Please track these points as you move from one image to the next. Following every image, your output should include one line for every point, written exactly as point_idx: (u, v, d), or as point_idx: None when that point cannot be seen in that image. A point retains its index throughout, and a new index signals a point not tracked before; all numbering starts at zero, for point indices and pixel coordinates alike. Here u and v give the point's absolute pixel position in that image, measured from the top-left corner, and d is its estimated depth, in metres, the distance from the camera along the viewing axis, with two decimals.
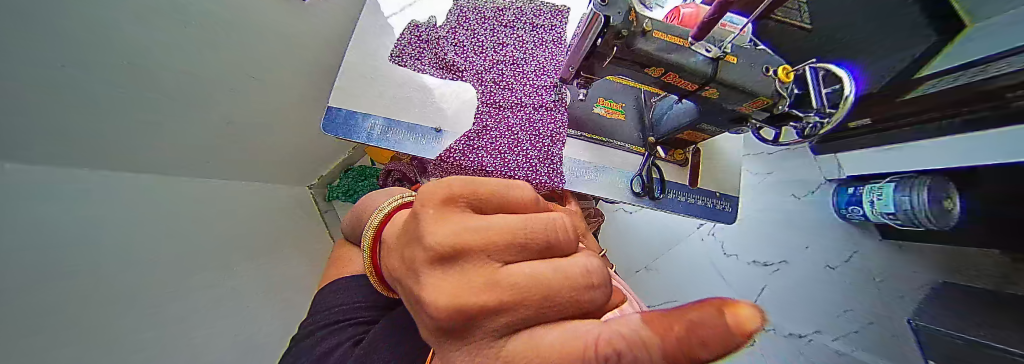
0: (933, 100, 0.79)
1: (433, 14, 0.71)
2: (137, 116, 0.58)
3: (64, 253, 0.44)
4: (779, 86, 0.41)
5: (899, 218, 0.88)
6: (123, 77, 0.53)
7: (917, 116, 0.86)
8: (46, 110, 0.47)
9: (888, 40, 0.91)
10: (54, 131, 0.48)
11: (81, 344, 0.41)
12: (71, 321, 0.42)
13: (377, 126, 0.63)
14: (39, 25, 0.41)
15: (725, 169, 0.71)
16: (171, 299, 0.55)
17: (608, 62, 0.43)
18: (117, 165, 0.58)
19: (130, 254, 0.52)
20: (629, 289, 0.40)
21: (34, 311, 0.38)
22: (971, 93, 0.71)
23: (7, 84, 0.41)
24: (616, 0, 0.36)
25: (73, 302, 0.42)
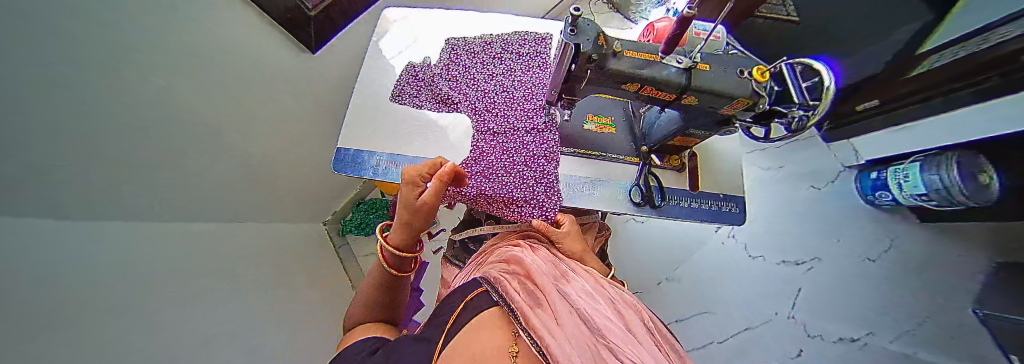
0: (941, 73, 0.88)
1: (426, 54, 0.77)
2: (122, 119, 0.51)
3: (62, 271, 0.42)
4: (756, 86, 0.41)
5: (930, 197, 1.03)
6: (106, 79, 0.46)
7: (922, 93, 0.97)
8: (45, 110, 0.39)
9: (873, 26, 1.12)
10: (49, 131, 0.41)
11: (77, 345, 0.39)
12: (72, 321, 0.40)
13: (383, 161, 0.67)
14: (39, 24, 0.34)
15: (725, 170, 0.71)
16: (166, 305, 0.57)
17: (587, 83, 0.45)
18: (110, 166, 0.53)
19: (125, 269, 0.52)
20: (607, 313, 0.41)
21: (31, 315, 0.35)
22: (975, 64, 0.78)
23: (6, 83, 0.33)
24: (585, 28, 0.38)
25: (71, 306, 0.41)
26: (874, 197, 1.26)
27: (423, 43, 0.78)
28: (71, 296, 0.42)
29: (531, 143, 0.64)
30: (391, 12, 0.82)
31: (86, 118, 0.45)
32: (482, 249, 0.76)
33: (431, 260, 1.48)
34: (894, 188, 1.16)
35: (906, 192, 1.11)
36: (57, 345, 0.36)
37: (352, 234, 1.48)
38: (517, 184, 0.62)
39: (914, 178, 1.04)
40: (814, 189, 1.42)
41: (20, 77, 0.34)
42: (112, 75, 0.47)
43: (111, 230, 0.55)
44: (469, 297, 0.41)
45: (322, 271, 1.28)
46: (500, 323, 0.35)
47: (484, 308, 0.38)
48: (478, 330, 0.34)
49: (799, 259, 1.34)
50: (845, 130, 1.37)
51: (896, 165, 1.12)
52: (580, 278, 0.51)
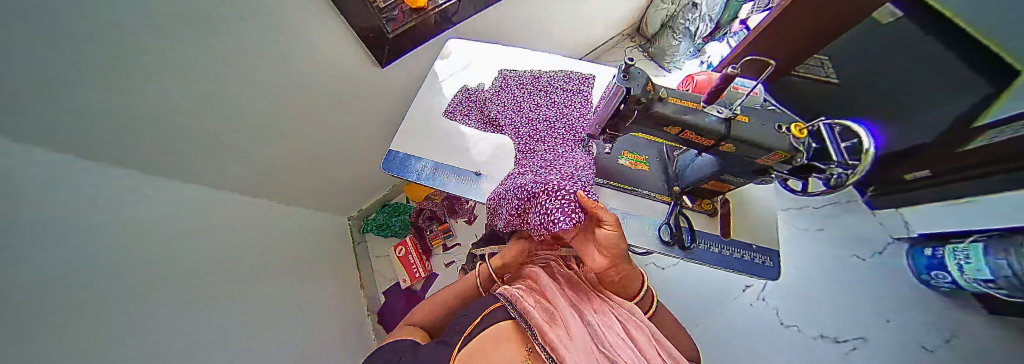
0: (1003, 148, 0.82)
1: (480, 80, 0.87)
2: (118, 119, 0.50)
3: (64, 270, 0.38)
4: (795, 141, 0.43)
5: (997, 284, 0.93)
6: (107, 79, 0.45)
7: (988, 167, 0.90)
8: (42, 111, 0.38)
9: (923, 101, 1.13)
10: (43, 131, 0.39)
11: (59, 348, 0.34)
12: (54, 326, 0.34)
13: (429, 168, 0.74)
14: (44, 24, 0.34)
15: (761, 221, 0.69)
16: (160, 305, 0.52)
17: (631, 121, 0.49)
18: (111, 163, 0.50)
19: (119, 269, 0.47)
20: (617, 331, 0.45)
21: (30, 311, 0.31)
22: None
23: (4, 83, 0.32)
24: (636, 75, 0.43)
25: (68, 309, 0.37)
26: (930, 277, 1.16)
27: (478, 70, 0.88)
28: (119, 253, 0.48)
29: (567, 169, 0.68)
30: (452, 42, 0.94)
31: (79, 118, 0.44)
32: None
33: (441, 272, 1.48)
34: (953, 270, 1.06)
35: (970, 275, 1.01)
36: (47, 348, 0.32)
37: (370, 233, 1.54)
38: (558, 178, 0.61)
39: (977, 261, 0.95)
40: (858, 259, 1.32)
41: (19, 77, 0.34)
42: (112, 75, 0.46)
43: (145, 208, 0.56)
44: (484, 312, 0.49)
45: (338, 265, 1.33)
46: (510, 335, 0.43)
47: (499, 320, 0.46)
48: (495, 339, 0.42)
49: (840, 337, 1.21)
50: (888, 201, 1.32)
51: (954, 245, 1.04)
52: (593, 296, 0.54)
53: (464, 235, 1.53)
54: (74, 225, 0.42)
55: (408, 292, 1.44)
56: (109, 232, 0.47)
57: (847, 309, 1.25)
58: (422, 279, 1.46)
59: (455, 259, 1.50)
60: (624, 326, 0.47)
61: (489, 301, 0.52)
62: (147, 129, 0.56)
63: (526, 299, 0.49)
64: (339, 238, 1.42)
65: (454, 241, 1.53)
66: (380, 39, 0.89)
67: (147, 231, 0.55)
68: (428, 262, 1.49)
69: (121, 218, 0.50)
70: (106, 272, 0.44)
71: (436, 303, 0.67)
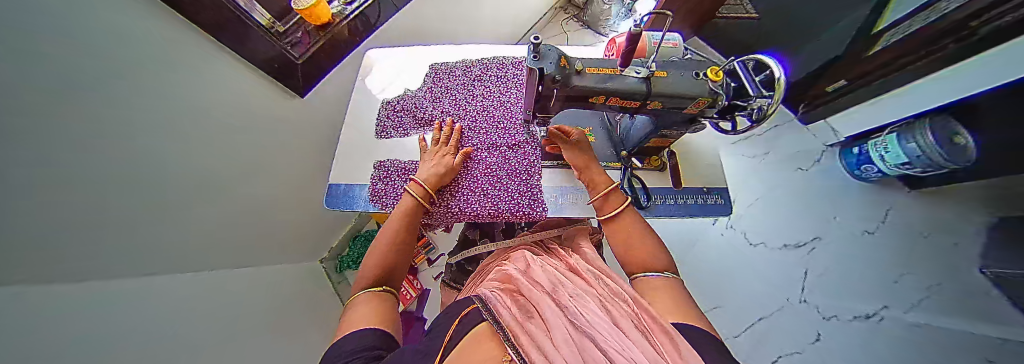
0: (924, 36, 0.90)
1: (410, 84, 0.82)
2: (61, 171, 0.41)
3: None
4: (712, 85, 0.44)
5: (918, 165, 1.07)
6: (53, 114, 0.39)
7: (914, 56, 0.98)
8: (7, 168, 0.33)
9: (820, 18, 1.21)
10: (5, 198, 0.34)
11: None
12: None
13: (373, 206, 0.69)
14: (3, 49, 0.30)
15: (708, 162, 0.73)
16: None
17: (556, 100, 0.48)
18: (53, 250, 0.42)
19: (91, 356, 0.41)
20: (595, 310, 0.39)
21: None
22: (960, 18, 0.78)
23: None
24: (547, 54, 0.42)
25: None
26: (861, 171, 1.31)
27: (407, 73, 0.83)
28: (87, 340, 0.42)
29: (513, 158, 0.70)
30: (371, 52, 0.86)
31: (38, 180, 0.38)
32: (479, 268, 0.76)
33: (432, 286, 1.45)
34: (878, 160, 1.20)
35: (890, 162, 1.15)
36: None
37: (349, 269, 1.45)
38: (510, 209, 0.66)
39: (894, 148, 1.10)
40: (802, 171, 1.46)
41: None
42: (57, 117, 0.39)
43: (99, 285, 0.49)
44: (460, 316, 0.43)
45: (321, 311, 1.23)
46: (485, 336, 0.36)
47: (474, 323, 0.39)
48: (467, 349, 0.35)
49: (801, 241, 1.35)
50: (822, 111, 1.43)
51: (875, 139, 1.18)
52: (571, 285, 0.48)
53: (445, 244, 1.51)
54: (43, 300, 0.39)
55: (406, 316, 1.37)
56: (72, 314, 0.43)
57: (801, 219, 1.39)
58: (416, 299, 1.40)
59: (442, 271, 1.48)
60: (604, 303, 0.41)
61: (466, 302, 0.47)
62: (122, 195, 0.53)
63: (499, 299, 0.43)
64: (316, 282, 1.32)
65: (438, 252, 1.50)
66: (289, 69, 0.85)
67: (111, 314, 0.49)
68: (417, 281, 1.43)
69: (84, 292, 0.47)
70: (84, 342, 0.42)
71: (377, 266, 0.52)
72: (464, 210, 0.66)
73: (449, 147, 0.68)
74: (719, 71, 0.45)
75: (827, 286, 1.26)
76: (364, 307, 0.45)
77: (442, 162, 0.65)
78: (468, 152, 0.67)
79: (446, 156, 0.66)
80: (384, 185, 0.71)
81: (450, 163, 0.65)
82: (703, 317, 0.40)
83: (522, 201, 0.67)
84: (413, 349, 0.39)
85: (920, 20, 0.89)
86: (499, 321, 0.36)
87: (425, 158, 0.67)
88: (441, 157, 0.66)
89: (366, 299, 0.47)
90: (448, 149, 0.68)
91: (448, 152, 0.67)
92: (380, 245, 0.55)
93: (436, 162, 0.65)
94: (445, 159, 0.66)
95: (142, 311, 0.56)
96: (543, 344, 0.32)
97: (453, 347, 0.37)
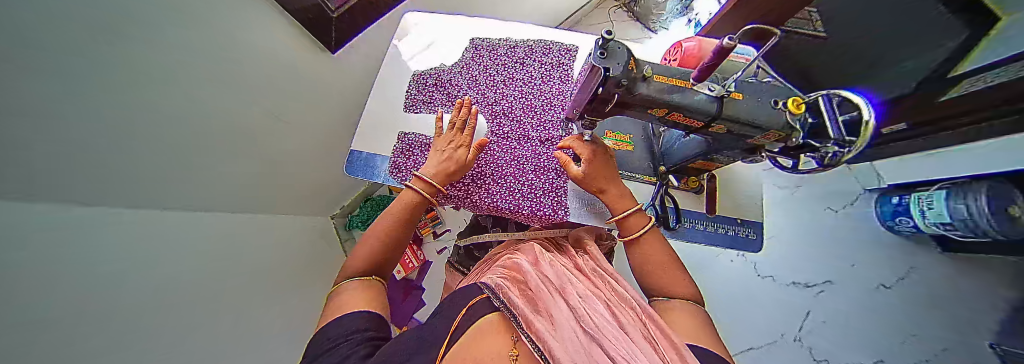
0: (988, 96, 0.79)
1: (448, 56, 0.78)
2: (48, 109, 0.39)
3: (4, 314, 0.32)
4: (791, 117, 0.39)
5: (957, 228, 1.00)
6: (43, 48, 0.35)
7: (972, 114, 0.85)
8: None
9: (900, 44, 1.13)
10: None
11: None
12: None
13: (392, 177, 0.68)
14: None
15: (747, 194, 0.69)
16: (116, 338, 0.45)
17: (611, 104, 0.44)
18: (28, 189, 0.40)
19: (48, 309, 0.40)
20: (604, 315, 0.38)
21: None
22: None
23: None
24: (616, 53, 0.38)
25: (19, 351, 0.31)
26: (894, 223, 1.23)
27: (446, 44, 0.79)
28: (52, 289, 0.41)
29: (541, 154, 0.67)
30: (411, 15, 0.81)
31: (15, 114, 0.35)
32: (487, 256, 0.76)
33: (435, 260, 1.48)
34: (916, 215, 1.12)
35: (928, 220, 1.08)
36: None
37: (357, 229, 1.48)
38: (530, 207, 0.64)
39: (938, 206, 1.03)
40: (831, 212, 1.40)
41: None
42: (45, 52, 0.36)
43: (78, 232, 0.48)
44: (466, 304, 0.41)
45: (323, 266, 1.28)
46: (494, 331, 0.36)
47: (481, 314, 0.39)
48: (477, 339, 0.35)
49: (811, 282, 1.32)
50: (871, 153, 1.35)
51: (919, 193, 1.10)
52: (577, 285, 0.47)
53: (453, 221, 1.52)
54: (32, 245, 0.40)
55: (405, 284, 1.42)
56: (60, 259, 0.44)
57: (822, 258, 1.34)
58: (417, 269, 1.43)
59: (446, 247, 1.50)
60: (613, 309, 0.41)
61: (470, 292, 0.45)
62: (125, 144, 0.53)
63: (510, 289, 0.43)
64: (325, 238, 1.36)
65: (444, 228, 1.52)
66: (324, 21, 0.83)
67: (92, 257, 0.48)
68: (421, 252, 1.47)
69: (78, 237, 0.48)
70: (66, 291, 0.43)
71: (368, 254, 0.52)
72: (485, 200, 0.64)
73: (461, 138, 0.61)
74: (801, 103, 0.41)
75: (824, 330, 1.24)
76: (351, 294, 0.46)
77: (448, 153, 0.60)
78: (481, 145, 0.59)
79: (455, 146, 0.61)
80: (406, 158, 0.69)
81: (461, 158, 0.60)
82: (716, 340, 0.39)
83: (545, 201, 0.65)
84: (419, 332, 0.38)
85: (997, 76, 0.81)
86: (512, 312, 0.36)
87: (439, 144, 0.62)
88: (449, 148, 0.61)
89: (353, 285, 0.48)
90: (460, 139, 0.61)
91: (458, 142, 0.61)
92: (375, 229, 0.55)
93: (445, 153, 0.60)
94: (454, 151, 0.60)
95: (145, 260, 0.59)
96: (556, 341, 0.31)
97: (460, 335, 0.36)
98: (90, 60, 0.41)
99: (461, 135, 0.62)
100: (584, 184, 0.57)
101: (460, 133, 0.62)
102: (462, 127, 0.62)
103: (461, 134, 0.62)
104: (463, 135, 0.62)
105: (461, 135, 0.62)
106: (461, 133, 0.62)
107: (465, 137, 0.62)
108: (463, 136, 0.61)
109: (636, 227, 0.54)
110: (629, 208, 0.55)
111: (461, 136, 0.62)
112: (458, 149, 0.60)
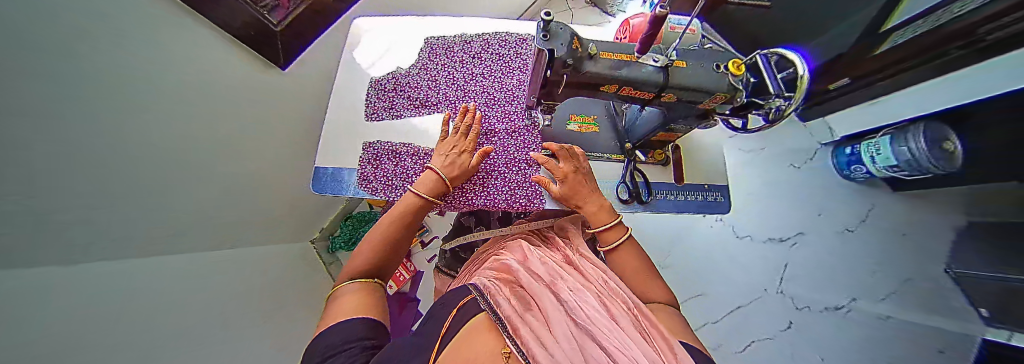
0: (923, 41, 0.88)
1: (404, 58, 0.76)
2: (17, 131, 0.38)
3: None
4: (733, 79, 0.42)
5: (903, 167, 1.09)
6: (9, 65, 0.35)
7: (919, 58, 0.94)
8: None
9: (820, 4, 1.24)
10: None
11: None
12: None
13: (360, 189, 0.65)
14: None
15: (710, 158, 0.73)
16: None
17: (563, 85, 0.45)
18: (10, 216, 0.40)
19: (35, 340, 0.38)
20: (595, 306, 0.38)
21: None
22: (964, 25, 0.76)
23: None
24: (557, 35, 0.38)
25: None
26: (850, 171, 1.33)
27: (400, 47, 0.77)
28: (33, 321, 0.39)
29: (511, 145, 0.67)
30: (360, 20, 0.79)
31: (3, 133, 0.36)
32: (473, 257, 0.75)
33: (426, 269, 1.46)
34: (867, 161, 1.21)
35: (878, 164, 1.18)
36: None
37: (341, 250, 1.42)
38: (505, 200, 0.64)
39: (885, 151, 1.11)
40: (795, 167, 1.48)
41: None
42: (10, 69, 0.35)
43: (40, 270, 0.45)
44: (457, 306, 0.40)
45: (312, 292, 1.23)
46: (483, 330, 0.33)
47: (470, 315, 0.36)
48: (464, 340, 0.32)
49: (784, 236, 1.40)
50: (820, 109, 1.45)
51: (869, 141, 1.18)
52: (569, 279, 0.47)
53: (439, 227, 1.50)
54: (6, 278, 0.39)
55: (398, 297, 1.36)
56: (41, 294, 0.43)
57: (792, 212, 1.42)
58: (409, 281, 1.40)
59: (435, 254, 1.48)
60: (604, 301, 0.41)
61: (461, 293, 0.43)
62: (90, 176, 0.51)
63: (498, 288, 0.42)
64: (307, 264, 1.30)
65: (431, 236, 1.50)
66: (267, 35, 0.85)
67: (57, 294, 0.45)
68: (410, 263, 1.43)
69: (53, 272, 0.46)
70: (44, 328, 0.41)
71: (370, 256, 0.48)
72: (460, 200, 0.63)
73: (467, 140, 0.62)
74: (740, 64, 0.43)
75: (805, 279, 1.32)
76: (351, 296, 0.41)
77: (454, 155, 0.60)
78: (486, 153, 0.61)
79: (461, 149, 0.61)
80: (372, 168, 0.67)
81: (465, 164, 0.60)
82: (690, 332, 0.42)
83: (519, 192, 0.65)
84: (411, 339, 0.35)
85: (909, 31, 0.93)
86: (499, 314, 0.34)
87: (441, 147, 0.61)
88: (454, 150, 0.60)
89: (352, 287, 0.43)
90: (465, 141, 0.62)
91: (463, 144, 0.61)
92: (376, 232, 0.52)
93: (453, 156, 0.60)
94: (460, 153, 0.60)
95: (140, 282, 0.60)
96: (547, 338, 0.30)
97: (449, 340, 0.33)
98: (74, 63, 0.45)
99: (466, 137, 0.63)
100: (562, 200, 0.61)
101: (464, 135, 0.62)
102: (465, 128, 0.63)
103: (467, 136, 0.62)
104: (468, 137, 0.63)
105: (467, 138, 0.62)
106: (465, 134, 0.62)
107: (470, 138, 0.62)
108: (469, 139, 0.62)
109: (610, 239, 0.57)
110: (604, 222, 0.57)
111: (467, 139, 0.62)
112: (465, 153, 0.61)
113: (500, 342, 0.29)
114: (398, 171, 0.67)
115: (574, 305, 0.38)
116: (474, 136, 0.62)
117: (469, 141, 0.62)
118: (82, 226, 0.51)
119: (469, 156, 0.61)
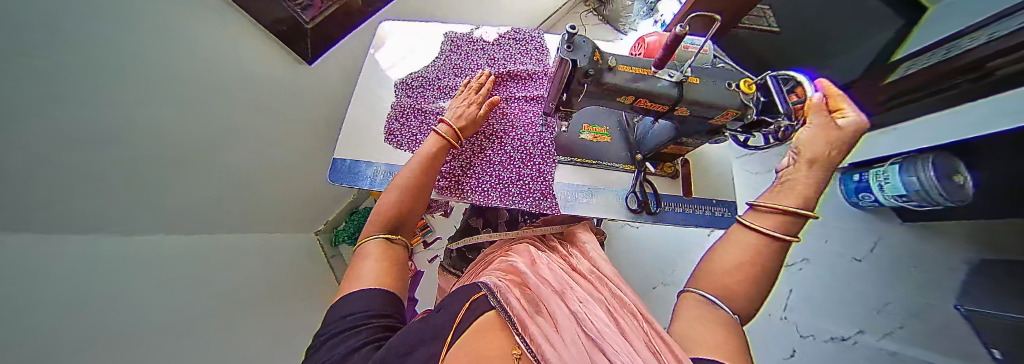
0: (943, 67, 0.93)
1: (429, 53, 0.81)
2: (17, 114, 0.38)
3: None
4: (745, 97, 0.44)
5: (914, 198, 1.08)
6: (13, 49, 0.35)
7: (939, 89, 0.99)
8: None
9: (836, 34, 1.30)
10: None
11: None
12: None
13: (381, 174, 0.69)
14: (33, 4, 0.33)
15: (718, 176, 0.74)
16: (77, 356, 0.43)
17: (582, 96, 0.48)
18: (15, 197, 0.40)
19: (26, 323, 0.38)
20: (604, 322, 0.38)
21: None
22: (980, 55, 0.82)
23: None
24: (581, 47, 0.42)
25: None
26: (858, 198, 1.33)
27: (422, 47, 0.81)
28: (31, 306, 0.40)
29: (528, 111, 0.72)
30: (385, 24, 0.83)
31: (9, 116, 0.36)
32: (481, 257, 0.75)
33: (426, 269, 1.46)
34: (876, 189, 1.21)
35: (889, 193, 1.16)
36: None
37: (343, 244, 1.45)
38: (521, 158, 0.68)
39: (895, 179, 1.10)
40: None
41: None
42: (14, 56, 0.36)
43: (46, 251, 0.46)
44: (468, 301, 0.40)
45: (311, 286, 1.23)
46: (493, 327, 0.33)
47: (481, 310, 0.36)
48: (472, 337, 0.31)
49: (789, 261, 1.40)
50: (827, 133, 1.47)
51: (877, 168, 1.19)
52: (579, 289, 0.48)
53: (443, 229, 1.52)
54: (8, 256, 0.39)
55: None
56: (47, 263, 0.45)
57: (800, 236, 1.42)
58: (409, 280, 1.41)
59: (437, 255, 1.49)
60: (613, 315, 0.41)
61: (470, 291, 0.43)
62: (86, 154, 0.51)
63: (508, 288, 0.42)
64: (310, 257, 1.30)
65: (434, 236, 1.51)
66: (299, 32, 0.90)
67: (59, 277, 0.46)
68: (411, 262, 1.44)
69: (54, 245, 0.48)
70: (40, 311, 0.41)
71: (391, 210, 0.49)
72: (482, 167, 0.67)
73: (473, 96, 0.65)
74: (751, 84, 0.45)
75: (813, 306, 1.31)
76: (373, 255, 0.43)
77: (463, 108, 0.63)
78: (494, 104, 0.64)
79: (468, 103, 0.63)
80: (400, 124, 0.73)
81: (474, 114, 0.63)
82: None
83: (535, 151, 0.69)
84: (419, 326, 0.35)
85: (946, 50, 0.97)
86: (510, 312, 0.33)
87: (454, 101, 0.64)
88: (462, 104, 0.63)
89: (374, 247, 0.44)
90: (472, 97, 0.65)
91: (470, 99, 0.64)
92: (392, 187, 0.52)
93: (462, 108, 0.62)
94: (468, 106, 0.63)
95: (127, 271, 0.58)
96: (554, 340, 0.30)
97: (460, 333, 0.32)
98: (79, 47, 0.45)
99: (472, 93, 0.65)
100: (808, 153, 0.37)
101: (470, 91, 0.65)
102: (472, 87, 0.66)
103: (472, 91, 0.65)
104: (474, 93, 0.66)
105: (473, 93, 0.65)
106: (471, 91, 0.65)
107: (476, 93, 0.65)
108: (474, 94, 0.65)
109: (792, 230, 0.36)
110: (794, 206, 0.36)
111: (474, 95, 0.65)
112: (472, 106, 0.63)
113: (509, 342, 0.29)
114: (424, 128, 0.72)
115: (582, 315, 0.38)
116: (479, 89, 0.65)
117: (476, 95, 0.65)
118: (80, 203, 0.53)
119: (475, 109, 0.63)
